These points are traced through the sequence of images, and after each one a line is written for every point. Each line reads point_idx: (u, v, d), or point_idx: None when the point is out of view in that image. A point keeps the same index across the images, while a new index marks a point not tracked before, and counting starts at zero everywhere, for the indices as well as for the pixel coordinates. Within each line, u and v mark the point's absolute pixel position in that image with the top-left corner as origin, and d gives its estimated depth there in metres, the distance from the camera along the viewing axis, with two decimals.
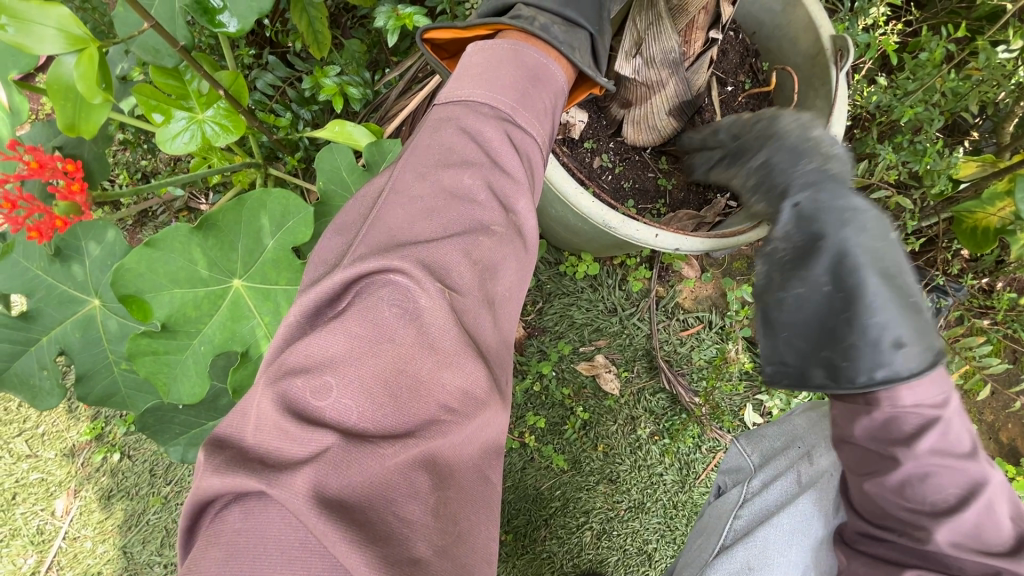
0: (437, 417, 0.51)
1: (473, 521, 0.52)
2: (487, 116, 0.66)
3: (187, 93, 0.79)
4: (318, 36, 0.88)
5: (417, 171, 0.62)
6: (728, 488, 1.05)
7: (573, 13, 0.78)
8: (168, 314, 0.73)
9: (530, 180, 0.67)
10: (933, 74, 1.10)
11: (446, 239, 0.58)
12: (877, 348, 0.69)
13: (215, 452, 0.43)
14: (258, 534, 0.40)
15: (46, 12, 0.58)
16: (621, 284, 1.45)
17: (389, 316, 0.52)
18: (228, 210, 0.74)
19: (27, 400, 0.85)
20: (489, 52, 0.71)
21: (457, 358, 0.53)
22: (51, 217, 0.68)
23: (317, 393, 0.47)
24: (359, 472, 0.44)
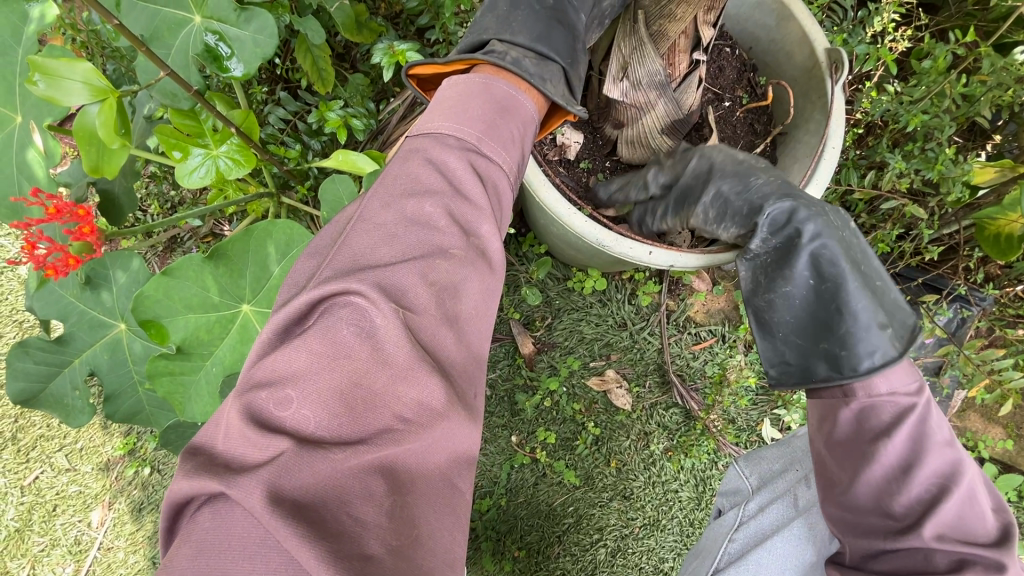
0: (391, 427, 0.54)
1: (429, 523, 0.55)
2: (451, 146, 0.69)
3: (202, 132, 0.86)
4: (321, 73, 0.94)
5: (384, 200, 0.65)
6: (726, 509, 1.04)
7: (545, 49, 0.81)
8: (183, 337, 0.78)
9: (492, 205, 0.70)
10: (939, 80, 1.08)
11: (402, 263, 0.61)
12: (868, 333, 0.75)
13: (187, 457, 0.47)
14: (222, 532, 0.43)
15: (73, 67, 0.65)
16: (631, 299, 1.45)
17: (347, 334, 0.55)
18: (236, 239, 0.79)
19: (62, 417, 0.91)
20: (459, 87, 0.75)
21: (412, 372, 0.56)
22: (66, 255, 0.74)
23: (279, 405, 0.51)
24: (314, 475, 0.47)
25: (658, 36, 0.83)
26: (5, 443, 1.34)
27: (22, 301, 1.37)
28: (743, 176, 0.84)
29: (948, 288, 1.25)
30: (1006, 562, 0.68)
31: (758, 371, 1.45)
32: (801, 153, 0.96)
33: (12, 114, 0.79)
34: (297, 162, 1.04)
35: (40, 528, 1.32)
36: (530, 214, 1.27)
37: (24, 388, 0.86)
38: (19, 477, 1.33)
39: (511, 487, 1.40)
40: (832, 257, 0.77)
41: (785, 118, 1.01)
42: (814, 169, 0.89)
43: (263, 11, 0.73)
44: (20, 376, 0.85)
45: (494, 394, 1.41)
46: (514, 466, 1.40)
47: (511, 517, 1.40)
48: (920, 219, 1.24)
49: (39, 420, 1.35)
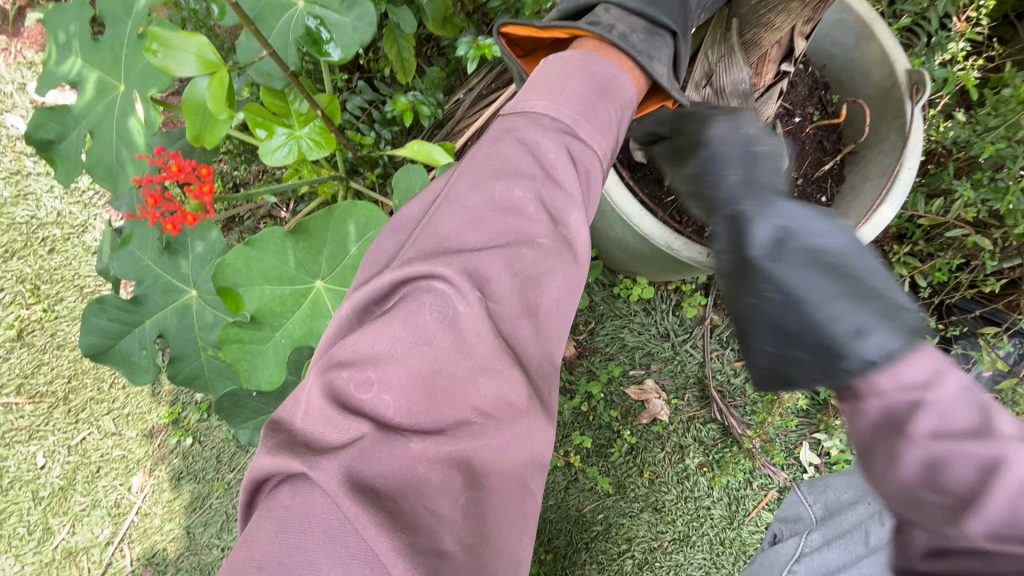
0: (468, 418, 0.57)
1: (498, 523, 0.55)
2: (547, 128, 0.69)
3: (289, 112, 0.89)
4: (405, 62, 0.97)
5: (472, 181, 0.66)
6: (786, 536, 1.20)
7: (656, 12, 0.79)
8: (257, 307, 0.81)
9: (582, 195, 0.69)
10: (1017, 110, 1.06)
11: (487, 250, 0.63)
12: None
13: (270, 434, 0.50)
14: (304, 511, 0.45)
15: (189, 41, 0.68)
16: (675, 310, 1.45)
17: (431, 321, 0.58)
18: (318, 217, 0.81)
19: (126, 375, 0.94)
20: (560, 62, 0.75)
21: (491, 364, 0.59)
22: (184, 213, 0.78)
23: (360, 386, 0.54)
24: (389, 464, 0.50)
25: (751, 44, 0.84)
26: (57, 402, 1.38)
27: (85, 267, 1.42)
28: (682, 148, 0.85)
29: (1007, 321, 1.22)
30: None
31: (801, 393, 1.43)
32: (874, 173, 0.96)
33: (116, 81, 0.84)
34: (370, 149, 1.07)
35: (83, 488, 1.36)
36: None
37: (96, 342, 0.90)
38: (68, 436, 1.37)
39: (541, 489, 1.40)
40: None
41: (858, 137, 0.99)
42: (892, 187, 0.88)
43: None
44: (93, 331, 0.89)
45: None
46: (547, 468, 1.40)
47: (540, 519, 1.39)
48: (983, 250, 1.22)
49: (90, 383, 1.39)
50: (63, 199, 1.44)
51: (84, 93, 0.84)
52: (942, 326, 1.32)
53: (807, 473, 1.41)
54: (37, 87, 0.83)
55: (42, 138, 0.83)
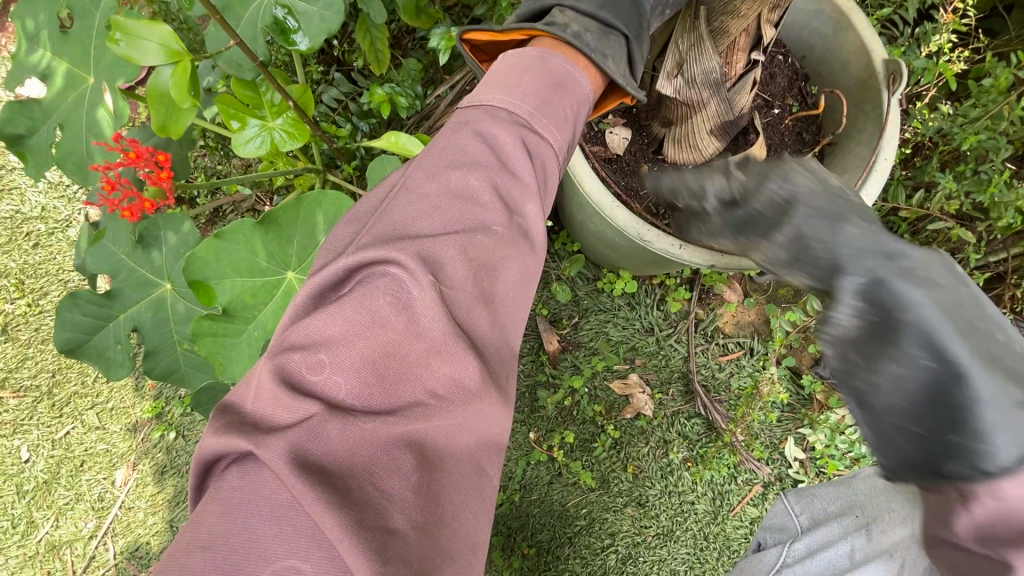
0: (422, 401, 0.54)
1: (456, 503, 0.53)
2: (502, 121, 0.69)
3: (261, 103, 0.89)
4: (378, 55, 0.97)
5: (428, 170, 0.65)
6: (770, 545, 1.04)
7: (609, 15, 0.79)
8: (229, 299, 0.80)
9: (538, 184, 0.69)
10: (999, 101, 1.05)
11: (442, 236, 0.60)
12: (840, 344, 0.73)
13: (219, 415, 0.50)
14: (251, 490, 0.45)
15: (151, 30, 0.68)
16: (659, 305, 1.44)
17: (384, 304, 0.56)
18: (287, 206, 0.81)
19: (102, 369, 0.94)
20: (516, 59, 0.75)
21: (446, 346, 0.56)
22: (141, 200, 0.78)
23: (311, 368, 0.52)
24: (338, 442, 0.48)
25: (718, 32, 0.83)
26: (41, 396, 1.39)
27: (69, 262, 1.42)
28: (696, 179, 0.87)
29: None
30: None
31: (786, 387, 1.42)
32: (852, 163, 0.94)
33: (85, 75, 0.83)
34: (346, 141, 1.06)
35: (67, 482, 1.36)
36: (567, 211, 1.27)
37: (71, 338, 0.89)
38: (52, 430, 1.38)
39: (525, 484, 1.40)
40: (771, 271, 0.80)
41: (836, 128, 0.99)
42: (868, 176, 0.87)
43: None
44: (67, 327, 0.88)
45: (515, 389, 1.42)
46: (530, 463, 1.40)
47: (523, 514, 1.39)
48: (967, 244, 1.21)
49: (74, 377, 1.39)
50: (48, 194, 1.44)
51: (54, 86, 0.84)
52: None
53: (791, 468, 1.40)
54: (8, 79, 0.83)
55: (12, 134, 0.82)
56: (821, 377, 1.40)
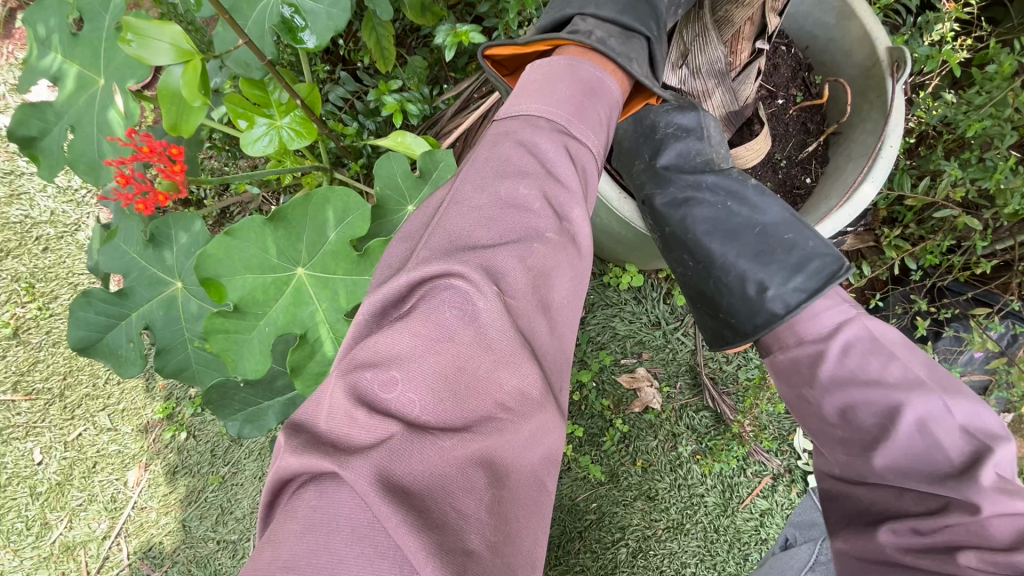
0: (492, 415, 0.53)
1: (521, 521, 0.53)
2: (544, 129, 0.69)
3: (269, 102, 0.89)
4: (384, 52, 0.98)
5: (477, 182, 0.65)
6: None
7: (630, 20, 0.81)
8: (240, 296, 0.81)
9: (582, 190, 0.70)
10: (1003, 87, 1.06)
11: (502, 245, 0.60)
12: (748, 298, 0.87)
13: (291, 432, 0.47)
14: (332, 512, 0.43)
15: (161, 30, 0.68)
16: (666, 298, 1.44)
17: (451, 317, 0.55)
18: (296, 204, 0.82)
19: (113, 367, 0.95)
20: (547, 68, 0.76)
21: (512, 358, 0.56)
22: (155, 194, 0.79)
23: (384, 386, 0.50)
24: (419, 463, 0.46)
25: (723, 22, 0.87)
26: (53, 399, 1.40)
27: (78, 265, 1.43)
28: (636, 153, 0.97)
29: (1000, 303, 1.20)
30: (971, 501, 0.66)
31: None
32: (857, 151, 0.95)
33: (96, 76, 0.85)
34: (353, 139, 1.07)
35: (79, 483, 1.37)
36: None
37: (84, 336, 0.90)
38: (64, 432, 1.39)
39: None
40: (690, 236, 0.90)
41: (841, 117, 1.00)
42: (873, 165, 0.88)
43: None
44: (82, 325, 0.89)
45: None
46: None
47: None
48: (973, 231, 1.21)
49: (85, 380, 1.40)
50: (56, 198, 1.45)
51: (66, 87, 0.84)
52: (934, 308, 1.27)
53: (800, 459, 1.41)
54: (21, 82, 0.84)
55: (25, 135, 0.83)
56: None
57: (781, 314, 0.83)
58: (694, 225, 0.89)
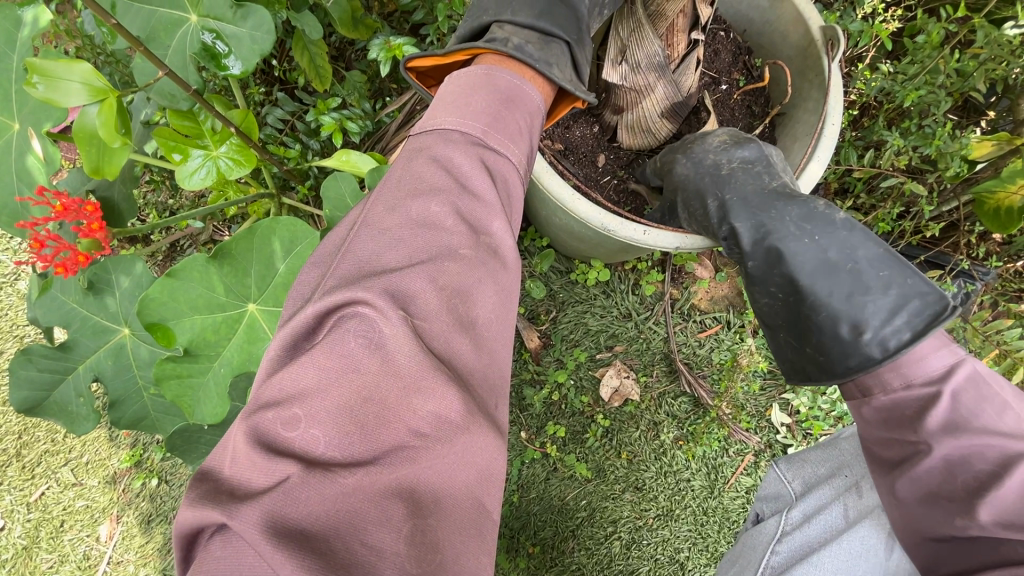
0: (407, 443, 0.53)
1: (456, 544, 0.52)
2: (457, 143, 0.70)
3: (202, 133, 0.85)
4: (319, 70, 0.95)
5: (388, 203, 0.65)
6: (768, 516, 1.07)
7: (549, 24, 0.81)
8: (190, 339, 0.78)
9: (499, 202, 0.70)
10: (933, 55, 1.10)
11: (410, 266, 0.60)
12: (840, 341, 0.78)
13: (194, 485, 0.47)
14: (235, 562, 0.42)
15: (71, 68, 0.64)
16: (634, 289, 1.45)
17: (356, 347, 0.54)
18: (240, 238, 0.79)
19: (66, 426, 0.90)
20: (461, 79, 0.76)
21: (423, 382, 0.55)
22: (75, 253, 0.76)
23: (287, 425, 0.50)
24: (321, 501, 0.46)
25: (657, 16, 0.83)
26: (9, 460, 1.33)
27: (22, 316, 1.36)
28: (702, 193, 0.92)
29: (950, 264, 1.26)
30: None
31: (765, 355, 1.45)
32: (801, 131, 0.96)
33: (10, 122, 0.79)
34: (297, 161, 1.04)
35: (48, 544, 1.31)
36: (532, 208, 1.27)
37: (28, 396, 0.86)
38: (25, 493, 1.32)
39: (522, 483, 1.40)
40: (778, 272, 0.85)
41: (783, 98, 1.00)
42: (818, 143, 0.89)
43: (259, 8, 0.74)
44: (24, 384, 0.85)
45: None
46: (525, 462, 1.40)
47: (524, 513, 1.39)
48: (920, 197, 1.25)
49: (43, 436, 1.34)
50: None
51: None
52: None
53: (779, 434, 1.43)
54: None
55: None
56: None
57: (881, 359, 0.74)
58: (791, 259, 0.83)
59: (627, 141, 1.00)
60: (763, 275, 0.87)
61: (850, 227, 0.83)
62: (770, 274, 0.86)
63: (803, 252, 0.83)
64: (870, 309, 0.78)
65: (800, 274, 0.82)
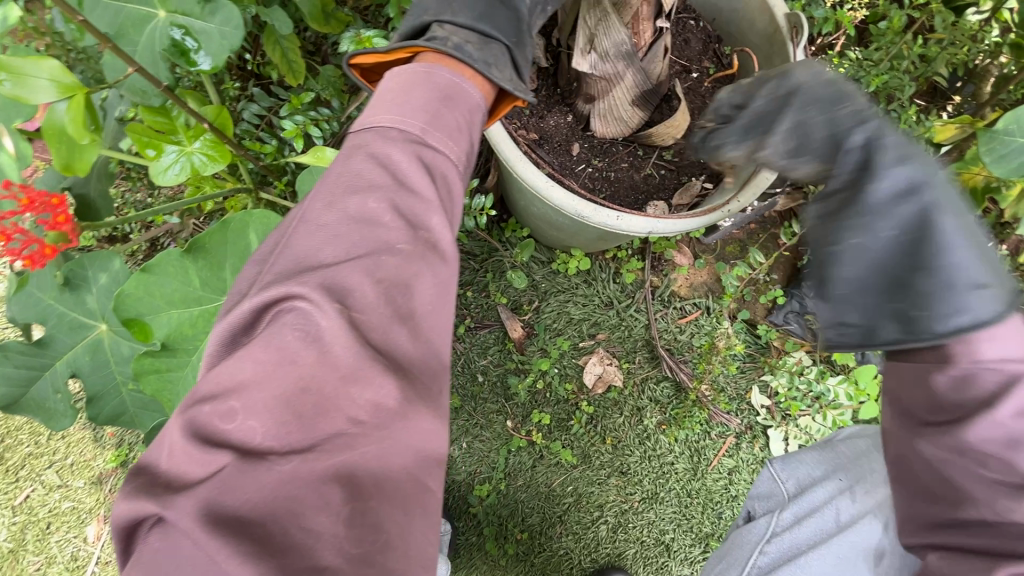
0: (344, 430, 0.57)
1: (396, 524, 0.56)
2: (394, 141, 0.72)
3: (175, 128, 0.86)
4: (292, 64, 0.96)
5: (326, 200, 0.67)
6: (758, 514, 1.09)
7: (487, 27, 0.84)
8: (167, 333, 0.79)
9: (441, 199, 0.72)
10: (896, 41, 1.13)
11: (347, 262, 0.63)
12: (940, 295, 0.62)
13: (133, 477, 0.51)
14: (171, 552, 0.47)
15: (39, 65, 0.65)
16: (615, 277, 1.47)
17: (293, 339, 0.58)
18: (214, 232, 0.79)
19: (44, 421, 0.90)
20: (401, 78, 0.78)
21: (360, 371, 0.58)
22: (42, 246, 0.76)
23: (223, 417, 0.55)
24: (256, 490, 0.51)
25: (622, 4, 0.84)
26: None
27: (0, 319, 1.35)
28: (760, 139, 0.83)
29: None
30: None
31: (744, 339, 1.48)
32: None
33: None
34: (273, 156, 1.04)
35: (35, 547, 1.30)
36: (511, 199, 1.28)
37: (4, 393, 0.85)
38: (10, 497, 1.31)
39: (509, 471, 1.42)
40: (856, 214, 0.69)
41: None
42: None
43: (228, 3, 0.74)
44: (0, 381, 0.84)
45: (486, 380, 1.43)
46: (512, 450, 1.42)
47: (512, 500, 1.41)
48: None
49: (26, 438, 1.33)
50: None
51: None
52: None
53: (759, 415, 1.47)
54: None
55: None
56: (775, 325, 1.47)
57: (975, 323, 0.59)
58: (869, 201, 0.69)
59: (604, 131, 1.01)
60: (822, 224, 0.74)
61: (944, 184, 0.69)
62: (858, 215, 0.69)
63: (895, 198, 0.68)
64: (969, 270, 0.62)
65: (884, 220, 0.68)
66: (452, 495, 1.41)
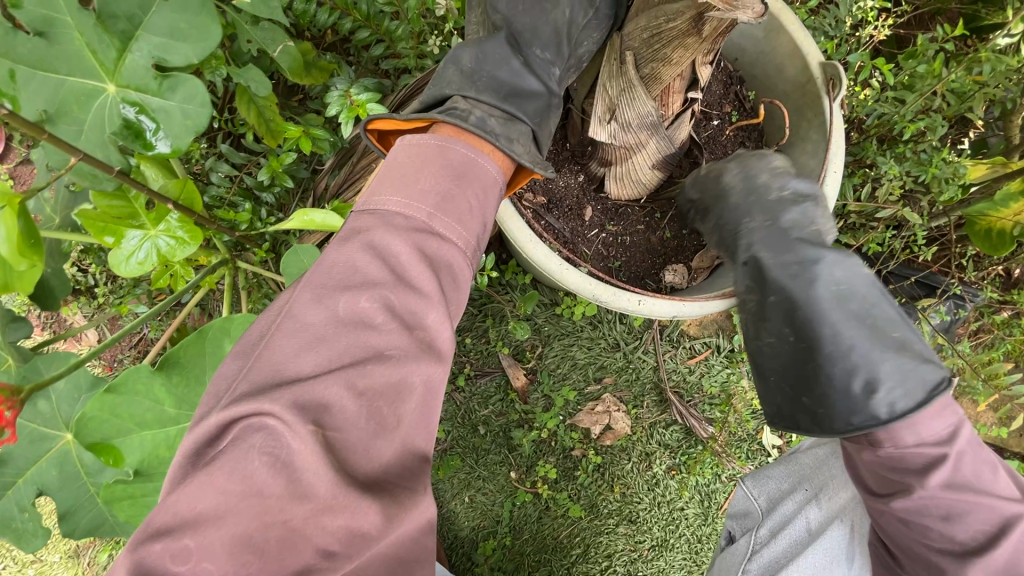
0: (312, 564, 0.50)
1: None
2: (398, 228, 0.63)
3: (135, 211, 0.74)
4: (270, 124, 0.85)
5: (314, 293, 0.59)
6: (738, 535, 1.09)
7: (513, 107, 0.75)
8: (140, 459, 0.69)
9: (441, 290, 0.64)
10: (934, 83, 1.03)
11: (328, 372, 0.55)
12: (848, 396, 0.80)
13: None
14: None
15: None
16: (622, 318, 1.38)
17: (260, 466, 0.49)
18: (189, 344, 0.71)
19: (12, 542, 0.81)
20: (414, 150, 0.69)
21: (335, 501, 0.51)
22: None
23: (176, 559, 0.46)
24: None
25: (650, 79, 0.74)
26: None
27: None
28: (741, 218, 0.87)
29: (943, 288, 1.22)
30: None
31: (756, 379, 1.42)
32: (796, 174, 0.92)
33: None
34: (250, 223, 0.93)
35: None
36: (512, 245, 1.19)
37: None
38: None
39: (514, 525, 1.36)
40: (800, 315, 0.83)
41: (780, 137, 0.93)
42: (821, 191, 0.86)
43: (190, 78, 0.64)
44: None
45: (489, 431, 1.35)
46: (516, 503, 1.36)
47: (518, 553, 1.36)
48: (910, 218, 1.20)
49: None
50: None
51: None
52: None
53: (771, 456, 1.42)
54: None
55: None
56: None
57: (886, 419, 0.77)
58: (809, 301, 0.83)
59: (620, 193, 0.93)
60: (780, 315, 0.85)
61: (869, 284, 0.85)
62: (789, 317, 0.84)
63: (832, 302, 0.83)
64: (884, 368, 0.80)
65: (822, 323, 0.82)
66: (456, 553, 1.37)
